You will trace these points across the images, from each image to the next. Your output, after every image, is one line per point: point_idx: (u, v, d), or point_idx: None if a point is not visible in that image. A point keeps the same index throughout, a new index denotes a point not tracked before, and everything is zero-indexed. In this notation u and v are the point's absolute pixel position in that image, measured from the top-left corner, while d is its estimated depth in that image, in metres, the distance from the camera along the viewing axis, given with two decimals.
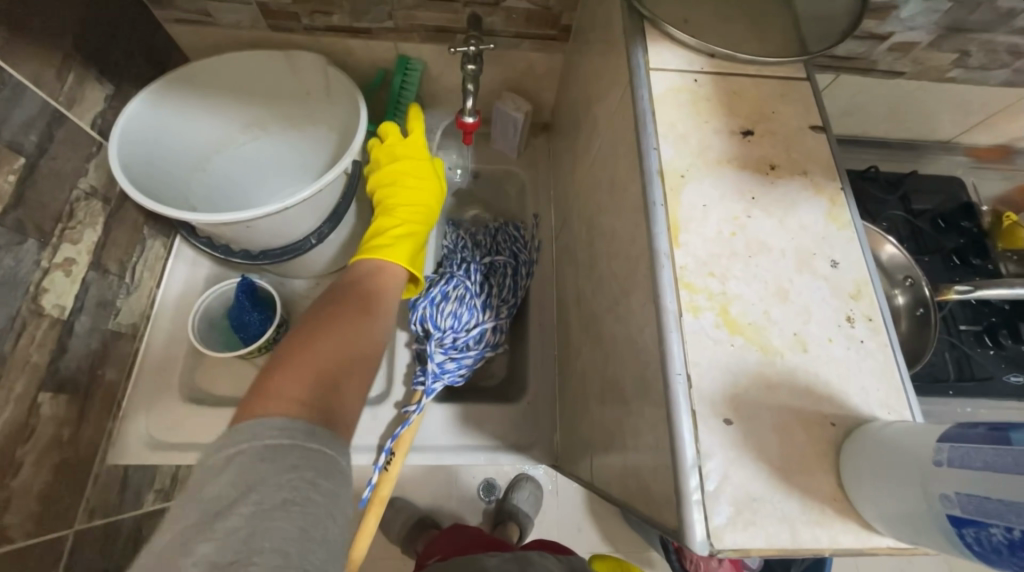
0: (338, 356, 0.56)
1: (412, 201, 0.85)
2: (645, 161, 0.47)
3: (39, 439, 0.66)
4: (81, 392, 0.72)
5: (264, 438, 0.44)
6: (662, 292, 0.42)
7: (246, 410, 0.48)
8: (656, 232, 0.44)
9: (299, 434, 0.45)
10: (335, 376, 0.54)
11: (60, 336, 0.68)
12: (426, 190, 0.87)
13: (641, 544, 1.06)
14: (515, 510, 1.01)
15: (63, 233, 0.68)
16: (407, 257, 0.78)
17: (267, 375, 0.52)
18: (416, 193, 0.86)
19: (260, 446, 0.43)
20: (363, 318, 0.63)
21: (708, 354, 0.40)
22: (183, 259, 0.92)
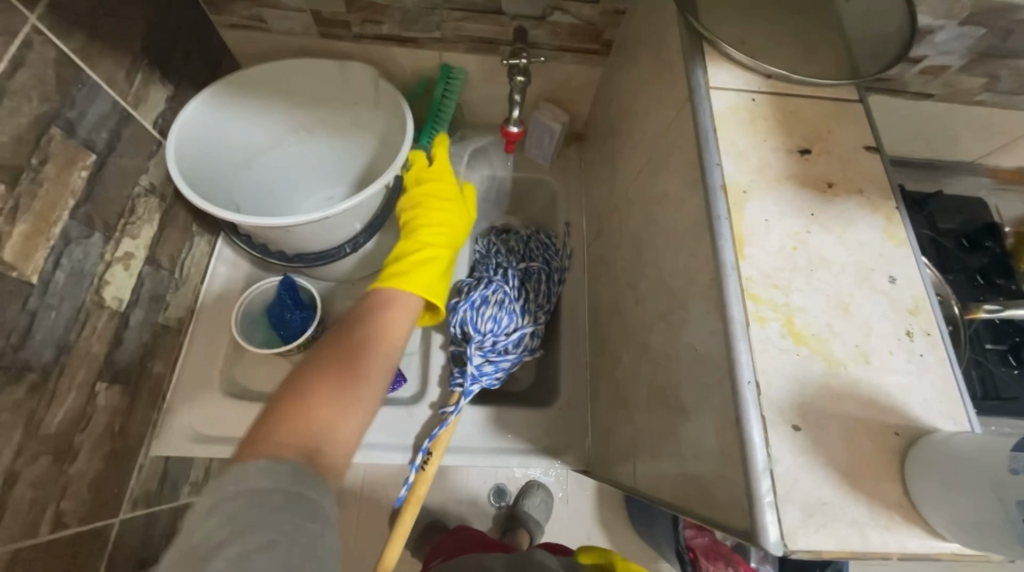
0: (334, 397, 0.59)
1: (434, 228, 0.87)
2: (708, 177, 0.49)
3: (94, 428, 0.67)
4: (132, 383, 0.74)
5: (254, 481, 0.46)
6: (729, 303, 0.43)
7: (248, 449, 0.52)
8: (722, 245, 0.46)
9: (287, 478, 0.47)
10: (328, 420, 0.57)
11: (116, 328, 0.70)
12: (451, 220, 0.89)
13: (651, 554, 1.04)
14: (525, 517, 1.01)
15: (124, 228, 0.70)
16: (423, 286, 0.80)
17: (268, 416, 0.56)
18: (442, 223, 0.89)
19: (250, 491, 0.45)
20: (365, 355, 0.67)
21: (777, 363, 0.41)
22: (225, 257, 0.94)
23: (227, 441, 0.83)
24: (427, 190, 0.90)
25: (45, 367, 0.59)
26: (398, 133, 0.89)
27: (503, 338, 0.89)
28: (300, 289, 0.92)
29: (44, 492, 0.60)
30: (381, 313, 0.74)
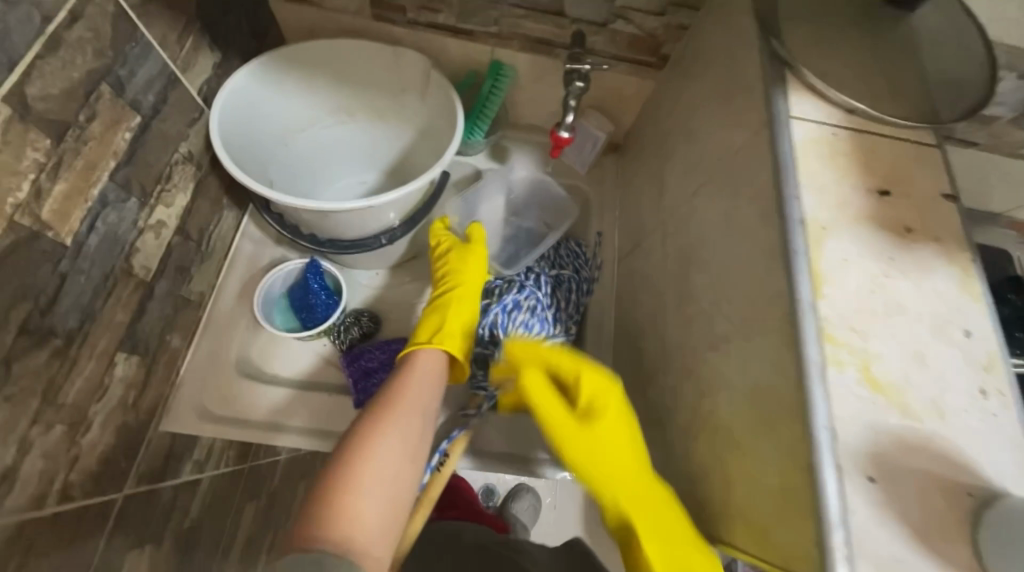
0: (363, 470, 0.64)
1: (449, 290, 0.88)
2: (787, 209, 0.48)
3: (107, 400, 0.65)
4: (148, 356, 0.71)
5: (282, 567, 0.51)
6: (806, 342, 0.42)
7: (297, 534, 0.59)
8: (799, 281, 0.44)
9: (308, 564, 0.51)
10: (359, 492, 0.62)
11: (141, 298, 0.67)
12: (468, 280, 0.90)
13: None
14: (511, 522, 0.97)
15: (160, 195, 0.67)
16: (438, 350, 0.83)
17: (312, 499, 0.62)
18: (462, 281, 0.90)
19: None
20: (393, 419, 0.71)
21: (853, 409, 0.40)
22: (252, 233, 0.91)
23: (240, 424, 0.80)
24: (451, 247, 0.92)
25: (70, 333, 0.57)
26: (446, 125, 0.87)
27: None
28: (325, 274, 0.90)
29: (54, 463, 0.57)
30: (402, 379, 0.77)
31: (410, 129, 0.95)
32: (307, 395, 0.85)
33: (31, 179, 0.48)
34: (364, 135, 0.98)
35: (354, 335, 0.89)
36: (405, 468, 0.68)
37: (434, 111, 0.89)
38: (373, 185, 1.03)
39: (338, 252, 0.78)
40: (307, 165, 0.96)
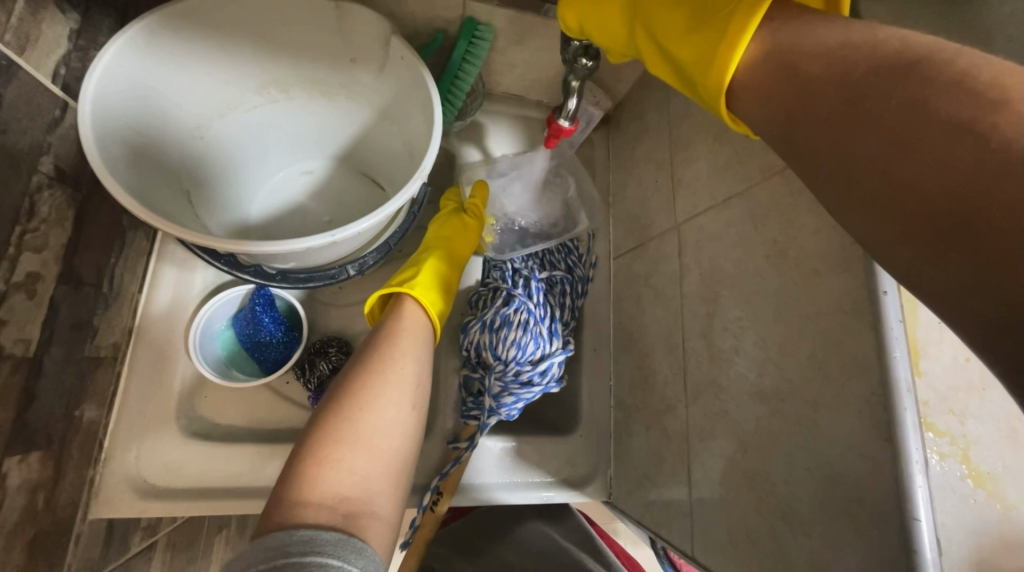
0: (354, 431, 0.57)
1: (443, 245, 0.78)
2: (879, 275, 0.40)
3: (7, 519, 0.50)
4: (54, 444, 0.56)
5: (289, 540, 0.44)
6: (904, 437, 0.37)
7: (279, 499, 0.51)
8: (895, 359, 0.38)
9: (325, 544, 0.45)
10: (352, 455, 0.55)
11: (25, 379, 0.50)
12: (465, 243, 0.80)
13: (607, 516, 1.17)
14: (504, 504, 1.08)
15: (23, 240, 0.48)
16: (428, 300, 0.71)
17: (298, 459, 0.55)
18: (456, 243, 0.80)
19: (289, 542, 0.44)
20: (385, 375, 0.62)
21: (960, 512, 0.36)
22: (171, 260, 0.72)
23: (189, 495, 0.65)
24: (450, 215, 0.83)
25: None
26: (412, 111, 0.69)
27: (528, 368, 0.71)
28: (275, 300, 0.74)
29: None
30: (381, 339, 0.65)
31: (367, 112, 0.76)
32: (272, 449, 0.69)
33: None
34: (304, 115, 0.77)
35: (324, 371, 0.73)
36: (402, 425, 0.61)
37: (395, 92, 0.70)
38: (320, 177, 0.83)
39: (293, 286, 0.66)
40: (227, 155, 0.75)
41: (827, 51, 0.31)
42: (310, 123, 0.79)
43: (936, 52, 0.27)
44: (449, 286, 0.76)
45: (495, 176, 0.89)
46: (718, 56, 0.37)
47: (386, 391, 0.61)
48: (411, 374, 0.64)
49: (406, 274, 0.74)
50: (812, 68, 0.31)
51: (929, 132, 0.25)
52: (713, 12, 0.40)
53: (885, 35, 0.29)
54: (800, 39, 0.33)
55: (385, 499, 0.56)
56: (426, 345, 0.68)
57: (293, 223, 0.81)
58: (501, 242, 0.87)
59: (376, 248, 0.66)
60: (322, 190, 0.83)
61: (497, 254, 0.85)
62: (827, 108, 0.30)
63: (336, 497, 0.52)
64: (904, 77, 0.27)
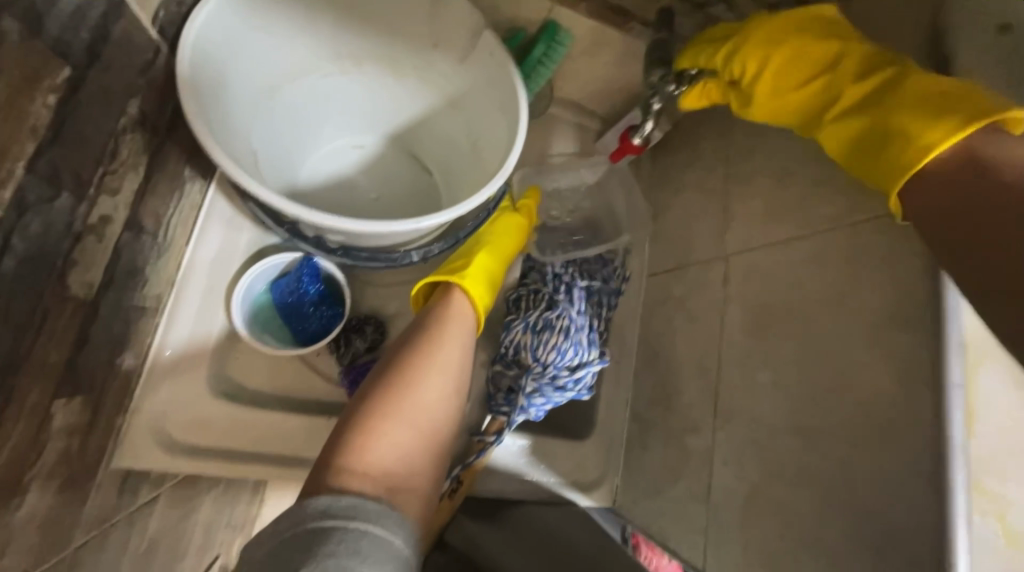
0: (401, 408, 0.58)
1: (493, 239, 0.79)
2: (947, 364, 0.44)
3: (44, 461, 0.50)
4: (97, 387, 0.55)
5: (335, 505, 0.45)
6: (952, 491, 0.41)
7: (324, 463, 0.52)
8: (954, 422, 0.42)
9: (366, 514, 0.46)
10: (398, 430, 0.56)
11: (84, 323, 0.51)
12: (512, 239, 0.81)
13: None
14: None
15: (102, 182, 0.50)
16: (477, 292, 0.71)
17: (345, 427, 0.56)
18: (504, 238, 0.80)
19: (333, 509, 0.45)
20: (434, 356, 0.62)
21: (992, 563, 0.40)
22: (218, 216, 0.70)
23: (213, 455, 0.64)
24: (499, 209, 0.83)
25: None
26: (489, 106, 0.70)
27: (564, 374, 0.73)
28: (321, 273, 0.73)
29: None
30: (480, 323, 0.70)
31: (437, 99, 0.76)
32: (300, 417, 0.68)
33: None
34: (372, 91, 0.77)
35: (358, 347, 0.72)
36: (446, 408, 0.61)
37: (472, 83, 0.71)
38: (372, 153, 0.81)
39: (352, 262, 0.66)
40: (292, 114, 0.74)
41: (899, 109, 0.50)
42: (377, 101, 0.78)
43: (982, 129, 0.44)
44: (495, 281, 0.76)
45: (556, 178, 0.90)
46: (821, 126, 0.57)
47: (433, 373, 0.62)
48: (459, 360, 0.64)
49: (459, 264, 0.75)
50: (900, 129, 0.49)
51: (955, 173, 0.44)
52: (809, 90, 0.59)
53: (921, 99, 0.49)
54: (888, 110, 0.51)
55: (424, 479, 0.57)
56: (472, 333, 0.68)
57: (338, 196, 0.79)
58: (546, 244, 0.88)
59: (444, 238, 0.67)
60: (373, 166, 0.81)
61: (539, 255, 0.85)
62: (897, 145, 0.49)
63: (379, 470, 0.53)
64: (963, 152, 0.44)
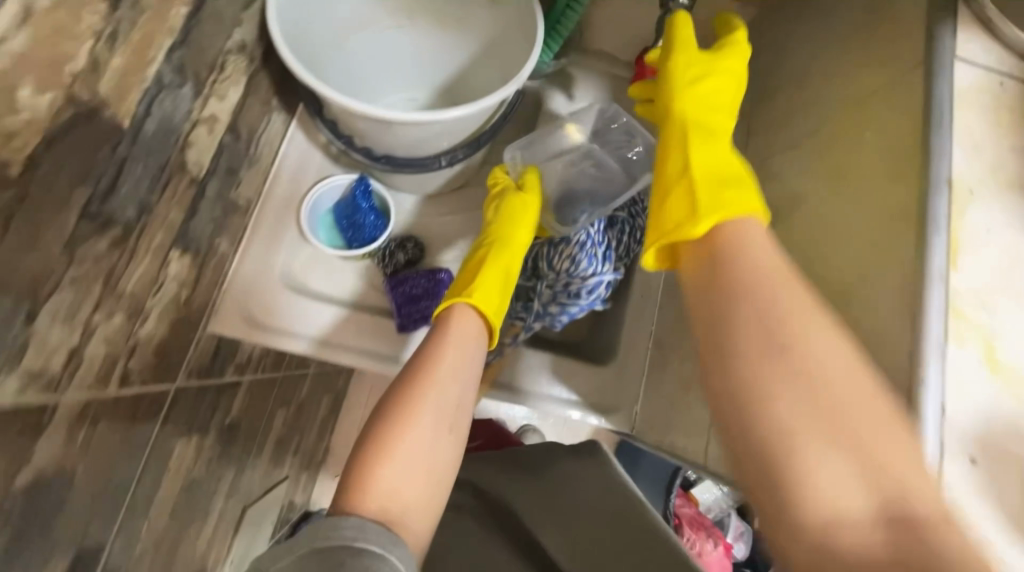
0: (401, 440, 0.54)
1: (501, 230, 0.78)
2: (931, 199, 0.42)
3: (162, 298, 0.65)
4: (200, 256, 0.71)
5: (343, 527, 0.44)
6: (927, 317, 0.40)
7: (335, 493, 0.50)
8: (932, 245, 0.41)
9: (368, 530, 0.45)
10: (399, 463, 0.52)
11: (194, 197, 0.65)
12: (525, 215, 0.80)
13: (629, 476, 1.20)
14: None
15: (213, 85, 0.63)
16: (487, 296, 0.71)
17: (351, 461, 0.53)
18: (517, 217, 0.80)
19: (330, 540, 0.43)
20: (435, 385, 0.58)
21: (966, 388, 0.38)
22: (295, 145, 0.87)
23: (279, 332, 0.80)
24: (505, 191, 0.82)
25: (129, 222, 0.55)
26: (516, 43, 0.81)
27: (577, 283, 0.78)
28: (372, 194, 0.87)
29: (115, 347, 0.58)
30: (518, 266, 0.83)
31: (475, 47, 0.87)
32: (355, 314, 0.83)
33: (90, 47, 0.45)
34: (421, 41, 0.89)
35: (399, 260, 0.86)
36: (449, 438, 0.57)
37: (503, 26, 0.82)
38: (422, 104, 0.95)
39: (392, 170, 0.78)
40: (355, 61, 0.87)
41: (758, 270, 0.47)
42: (426, 54, 0.91)
43: (764, 280, 0.46)
44: (508, 273, 0.75)
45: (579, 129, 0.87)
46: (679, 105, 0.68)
47: (433, 401, 0.57)
48: (456, 387, 0.60)
49: (466, 282, 0.73)
50: (773, 274, 0.47)
51: (765, 338, 0.44)
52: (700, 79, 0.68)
53: (765, 263, 0.48)
54: (738, 212, 0.53)
55: (430, 512, 0.53)
56: (478, 348, 0.65)
57: None
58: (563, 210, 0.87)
59: (469, 143, 0.77)
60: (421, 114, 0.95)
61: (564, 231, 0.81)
62: (732, 356, 0.45)
63: (377, 507, 0.49)
64: (767, 290, 0.46)
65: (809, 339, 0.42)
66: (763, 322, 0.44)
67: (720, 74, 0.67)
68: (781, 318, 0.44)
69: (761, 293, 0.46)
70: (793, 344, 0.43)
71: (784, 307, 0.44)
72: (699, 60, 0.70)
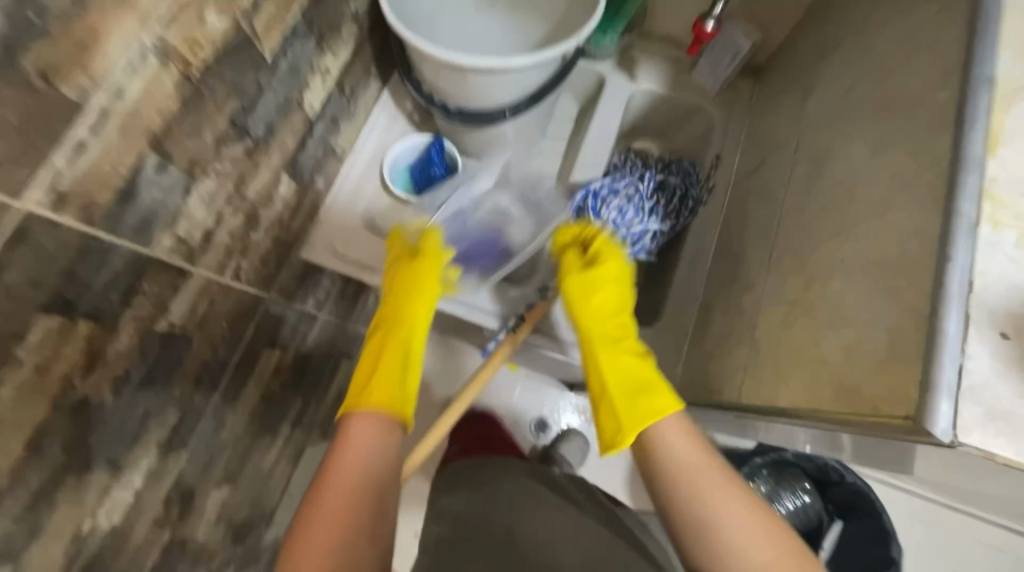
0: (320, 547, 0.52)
1: (398, 324, 0.80)
2: (971, 96, 0.42)
3: (272, 212, 0.80)
4: (302, 186, 0.85)
5: None
6: (959, 196, 0.39)
7: None
8: (971, 132, 0.41)
9: None
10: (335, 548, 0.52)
11: (304, 133, 0.80)
12: (423, 294, 0.82)
13: None
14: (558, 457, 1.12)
15: (331, 43, 0.78)
16: (391, 388, 0.72)
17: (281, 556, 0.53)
18: (415, 293, 0.82)
19: None
20: (375, 494, 0.58)
21: (1003, 265, 0.37)
22: (385, 111, 1.02)
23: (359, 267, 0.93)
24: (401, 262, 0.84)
25: (257, 138, 0.70)
26: (582, 18, 0.90)
27: (622, 231, 0.86)
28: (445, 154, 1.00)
29: (234, 241, 0.73)
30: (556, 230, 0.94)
31: (546, 27, 0.97)
32: None
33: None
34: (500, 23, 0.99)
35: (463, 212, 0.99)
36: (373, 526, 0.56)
37: (571, 5, 0.91)
38: None
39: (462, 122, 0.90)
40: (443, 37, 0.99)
41: (680, 499, 0.56)
42: (502, 34, 1.00)
43: (699, 518, 0.55)
44: (410, 362, 0.77)
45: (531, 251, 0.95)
46: (596, 298, 0.78)
47: (366, 491, 0.58)
48: (379, 473, 0.60)
49: (361, 385, 0.72)
50: (693, 495, 0.56)
51: (706, 501, 0.55)
52: (591, 312, 0.77)
53: (685, 462, 0.58)
54: (662, 459, 0.60)
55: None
56: (393, 438, 0.65)
57: None
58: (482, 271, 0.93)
59: (530, 97, 0.87)
60: None
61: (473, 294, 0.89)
62: (681, 494, 0.56)
63: None
64: (707, 518, 0.54)
65: (720, 506, 0.54)
66: (688, 510, 0.55)
67: (612, 308, 0.78)
68: (708, 515, 0.54)
69: (693, 503, 0.55)
70: (706, 498, 0.55)
71: (709, 506, 0.55)
72: (594, 279, 0.79)
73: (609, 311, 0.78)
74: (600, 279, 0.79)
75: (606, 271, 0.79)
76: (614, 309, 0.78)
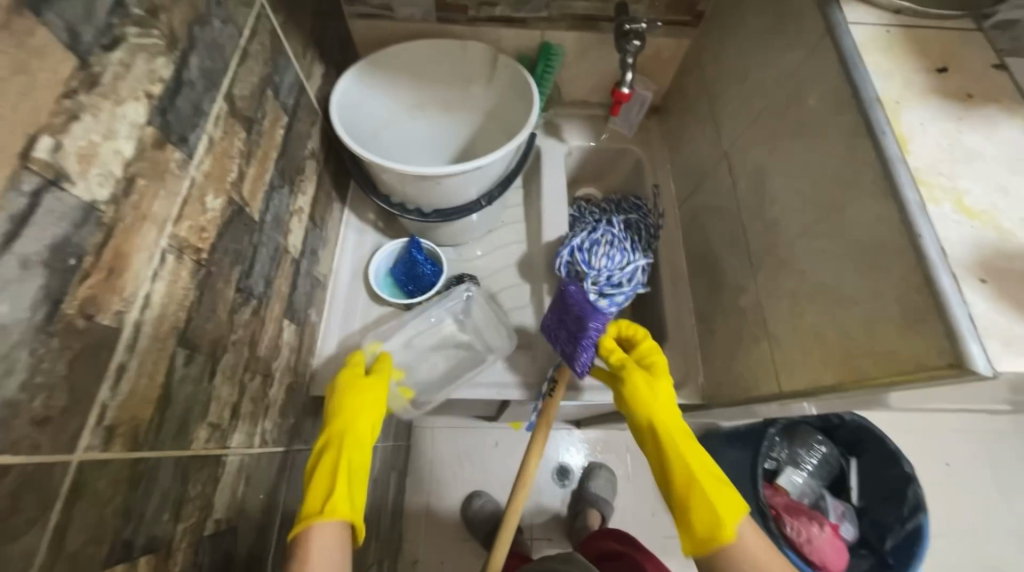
0: None
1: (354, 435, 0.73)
2: (872, 113, 0.56)
3: (281, 362, 0.76)
4: (300, 326, 0.83)
5: None
6: (903, 187, 0.51)
7: None
8: (885, 138, 0.54)
9: None
10: None
11: (293, 275, 0.79)
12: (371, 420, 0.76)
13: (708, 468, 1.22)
14: (593, 498, 1.20)
15: (299, 183, 0.80)
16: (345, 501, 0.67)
17: None
18: (370, 411, 0.77)
19: None
20: None
21: (954, 230, 0.49)
22: (351, 228, 1.04)
23: None
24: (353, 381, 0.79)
25: (259, 296, 0.68)
26: (512, 105, 1.01)
27: (617, 273, 0.94)
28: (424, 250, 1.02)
29: (257, 406, 0.68)
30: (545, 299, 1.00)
31: (479, 117, 1.07)
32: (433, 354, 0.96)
33: (239, 164, 0.61)
34: (436, 120, 1.08)
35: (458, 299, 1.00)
36: None
37: (499, 96, 1.02)
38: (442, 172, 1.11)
39: (443, 219, 0.94)
40: (388, 146, 1.05)
41: None
42: (440, 133, 1.10)
43: None
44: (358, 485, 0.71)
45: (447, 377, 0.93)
46: (652, 404, 0.78)
47: None
48: None
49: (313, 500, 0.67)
50: None
51: None
52: (657, 403, 0.78)
53: None
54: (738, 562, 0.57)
55: None
56: None
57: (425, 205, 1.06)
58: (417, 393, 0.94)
59: (501, 182, 0.94)
60: None
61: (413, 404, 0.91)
62: None
63: None
64: None
65: None
66: None
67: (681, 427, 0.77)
68: None
69: None
70: None
71: None
72: (657, 398, 0.79)
73: (675, 429, 0.76)
74: (647, 383, 0.79)
75: (657, 372, 0.82)
76: (671, 413, 0.78)
